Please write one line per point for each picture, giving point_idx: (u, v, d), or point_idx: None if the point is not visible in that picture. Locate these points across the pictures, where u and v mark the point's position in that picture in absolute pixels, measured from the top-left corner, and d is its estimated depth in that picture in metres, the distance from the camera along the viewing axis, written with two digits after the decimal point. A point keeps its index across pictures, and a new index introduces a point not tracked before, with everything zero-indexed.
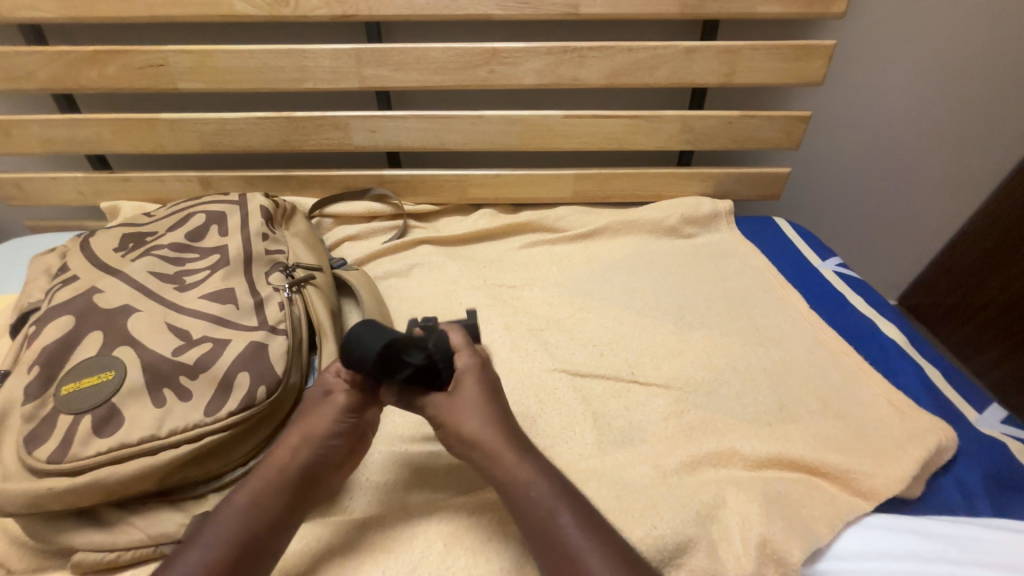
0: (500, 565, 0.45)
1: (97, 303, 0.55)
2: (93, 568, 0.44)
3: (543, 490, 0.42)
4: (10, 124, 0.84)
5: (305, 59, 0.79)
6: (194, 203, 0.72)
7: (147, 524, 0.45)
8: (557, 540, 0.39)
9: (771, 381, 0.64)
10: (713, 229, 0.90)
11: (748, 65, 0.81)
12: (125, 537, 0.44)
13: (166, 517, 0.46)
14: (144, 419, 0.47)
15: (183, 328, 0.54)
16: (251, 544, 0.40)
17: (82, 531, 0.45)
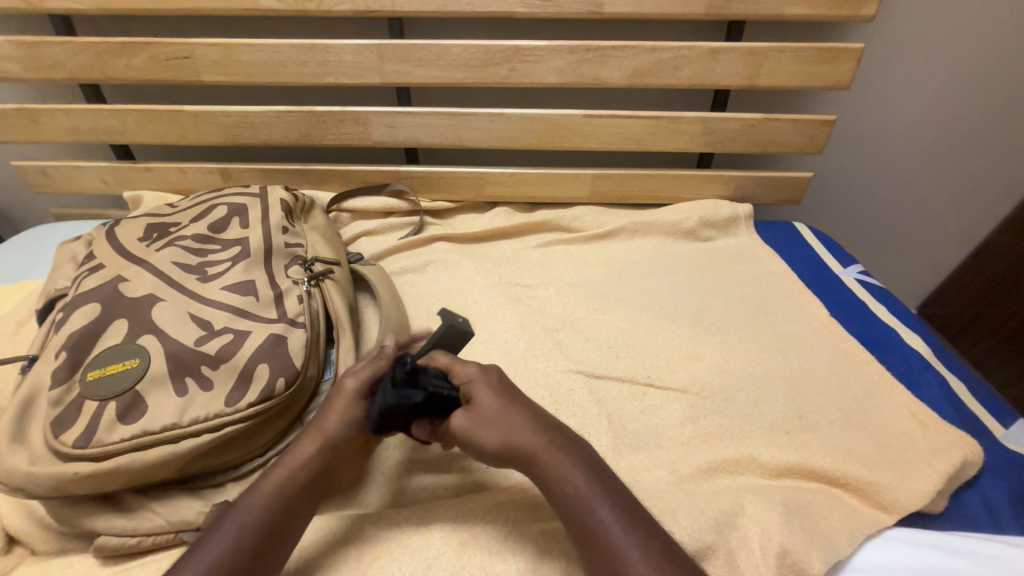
0: (517, 565, 0.45)
1: (121, 292, 0.56)
2: (115, 553, 0.45)
3: (582, 486, 0.41)
4: (39, 113, 0.86)
5: (327, 53, 0.79)
6: (216, 195, 0.73)
7: (168, 512, 0.46)
8: (598, 537, 0.39)
9: (790, 390, 0.63)
10: (731, 233, 0.89)
11: (773, 66, 0.79)
12: (148, 523, 0.45)
13: (187, 504, 0.47)
14: (168, 407, 0.48)
15: (205, 318, 0.55)
16: (276, 533, 0.41)
17: (106, 516, 0.45)
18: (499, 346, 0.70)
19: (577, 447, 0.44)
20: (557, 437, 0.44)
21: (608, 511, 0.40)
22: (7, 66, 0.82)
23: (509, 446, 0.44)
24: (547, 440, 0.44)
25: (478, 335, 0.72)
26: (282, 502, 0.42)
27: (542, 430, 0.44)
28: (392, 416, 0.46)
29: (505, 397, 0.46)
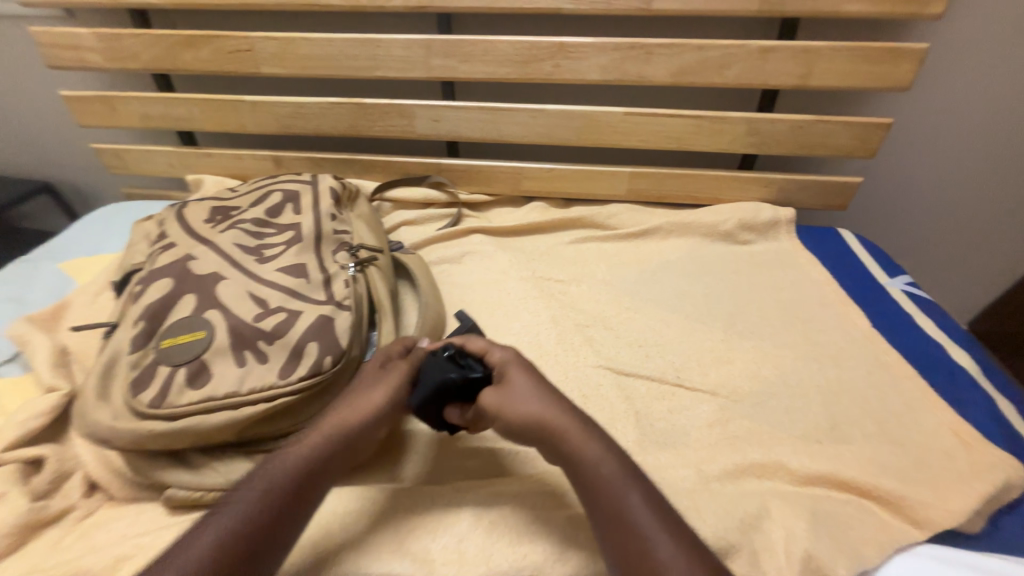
0: (544, 546, 0.47)
1: (189, 269, 0.61)
2: (182, 505, 0.50)
3: (611, 470, 0.43)
4: (116, 100, 0.93)
5: (377, 48, 0.82)
6: (272, 181, 0.77)
7: (227, 471, 0.51)
8: (627, 521, 0.40)
9: (823, 399, 0.62)
10: (770, 237, 0.88)
11: (826, 66, 0.77)
12: (210, 478, 0.50)
13: (243, 466, 0.51)
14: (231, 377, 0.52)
15: (263, 297, 0.60)
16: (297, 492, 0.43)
17: (173, 472, 0.50)
18: (530, 339, 0.72)
19: (604, 435, 0.46)
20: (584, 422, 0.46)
21: (636, 497, 0.41)
22: (90, 56, 0.89)
23: (541, 423, 0.46)
24: (579, 422, 0.46)
25: (510, 327, 0.74)
26: (305, 466, 0.44)
27: (574, 413, 0.47)
28: (444, 390, 0.51)
29: (537, 379, 0.49)
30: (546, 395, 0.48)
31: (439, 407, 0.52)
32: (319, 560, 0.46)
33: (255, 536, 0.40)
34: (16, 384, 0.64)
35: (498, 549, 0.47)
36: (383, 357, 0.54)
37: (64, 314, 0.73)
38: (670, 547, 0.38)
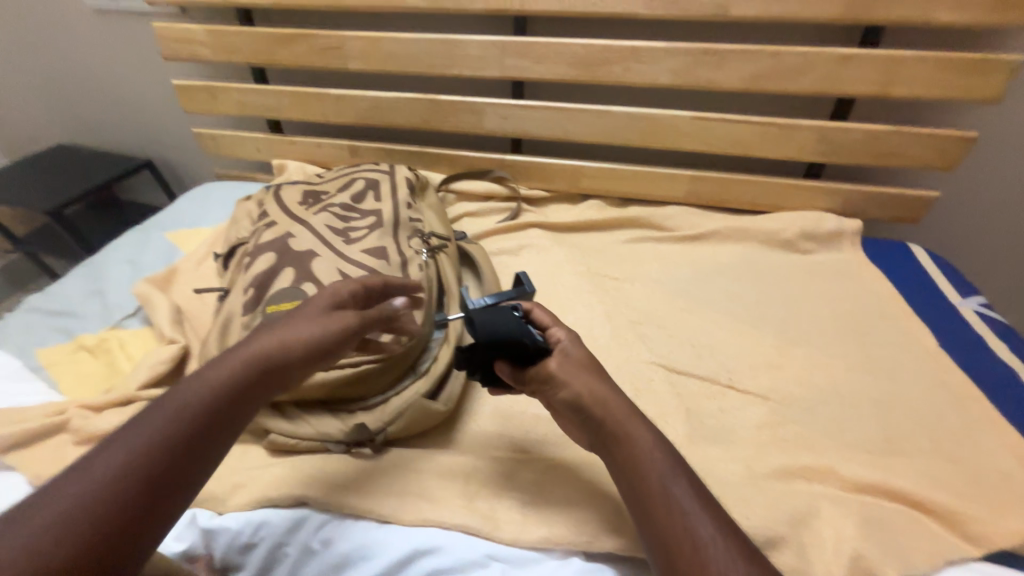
0: (604, 513, 0.49)
1: (288, 246, 0.69)
2: (279, 449, 0.56)
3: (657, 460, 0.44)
4: (218, 90, 1.04)
5: (455, 47, 0.88)
6: (355, 170, 0.85)
7: (317, 424, 0.57)
8: (670, 507, 0.41)
9: (880, 412, 0.62)
10: (833, 248, 0.86)
11: (909, 75, 0.75)
12: (303, 428, 0.56)
13: (330, 421, 0.57)
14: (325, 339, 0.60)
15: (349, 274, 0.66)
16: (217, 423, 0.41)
17: (272, 419, 0.57)
18: (585, 331, 0.75)
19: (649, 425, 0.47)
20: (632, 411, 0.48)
21: (681, 485, 0.43)
22: (201, 50, 0.99)
23: (598, 403, 0.47)
24: (631, 410, 0.48)
25: (565, 319, 0.78)
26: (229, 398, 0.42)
27: (626, 401, 0.49)
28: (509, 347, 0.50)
29: (593, 362, 0.51)
30: (601, 378, 0.50)
31: (492, 357, 0.51)
32: (400, 506, 0.50)
33: (160, 461, 0.37)
34: (139, 336, 0.74)
35: (558, 513, 0.49)
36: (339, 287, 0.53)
37: (173, 278, 0.83)
38: (712, 533, 0.39)
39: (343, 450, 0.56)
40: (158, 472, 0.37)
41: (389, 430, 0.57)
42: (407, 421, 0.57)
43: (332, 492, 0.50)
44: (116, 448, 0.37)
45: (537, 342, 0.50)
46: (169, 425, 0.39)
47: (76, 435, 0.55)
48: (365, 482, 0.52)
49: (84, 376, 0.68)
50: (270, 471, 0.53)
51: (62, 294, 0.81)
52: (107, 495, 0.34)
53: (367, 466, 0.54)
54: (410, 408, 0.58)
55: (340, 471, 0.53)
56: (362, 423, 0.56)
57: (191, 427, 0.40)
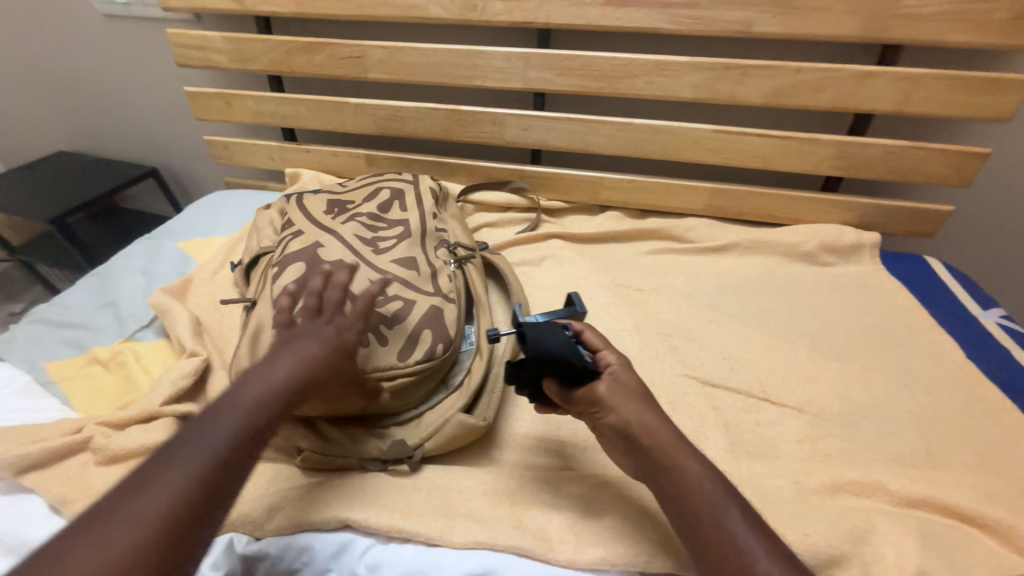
0: (658, 530, 0.47)
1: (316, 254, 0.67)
2: (312, 466, 0.54)
3: (708, 490, 0.42)
4: (232, 97, 1.02)
5: (479, 59, 0.88)
6: (378, 179, 0.84)
7: (352, 439, 0.54)
8: (725, 541, 0.39)
9: (917, 425, 0.62)
10: (853, 260, 0.87)
11: (926, 94, 0.77)
12: (337, 445, 0.54)
13: (365, 436, 0.55)
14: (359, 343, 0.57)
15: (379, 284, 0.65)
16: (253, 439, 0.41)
17: (303, 435, 0.54)
18: (615, 344, 0.75)
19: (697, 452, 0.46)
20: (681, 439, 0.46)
21: (734, 517, 0.41)
22: (216, 57, 0.98)
23: (647, 431, 0.46)
24: (680, 439, 0.46)
25: (594, 331, 0.77)
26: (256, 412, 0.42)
27: (674, 429, 0.47)
28: (556, 365, 0.49)
29: (642, 389, 0.50)
30: (650, 406, 0.48)
31: (538, 375, 0.51)
32: (447, 526, 0.47)
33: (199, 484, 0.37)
34: (155, 349, 0.72)
35: (610, 528, 0.47)
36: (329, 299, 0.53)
37: (189, 288, 0.81)
38: (772, 568, 0.38)
39: (380, 468, 0.54)
40: (200, 507, 0.36)
41: (427, 447, 0.55)
42: (445, 438, 0.56)
43: (376, 513, 0.48)
44: (140, 498, 0.35)
45: (585, 362, 0.49)
46: (195, 462, 0.38)
47: (99, 455, 0.52)
48: (408, 501, 0.50)
49: (99, 391, 0.65)
50: (307, 491, 0.51)
51: (71, 305, 0.78)
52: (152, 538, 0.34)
53: (407, 485, 0.52)
54: (448, 424, 0.56)
55: (380, 491, 0.51)
56: (399, 440, 0.55)
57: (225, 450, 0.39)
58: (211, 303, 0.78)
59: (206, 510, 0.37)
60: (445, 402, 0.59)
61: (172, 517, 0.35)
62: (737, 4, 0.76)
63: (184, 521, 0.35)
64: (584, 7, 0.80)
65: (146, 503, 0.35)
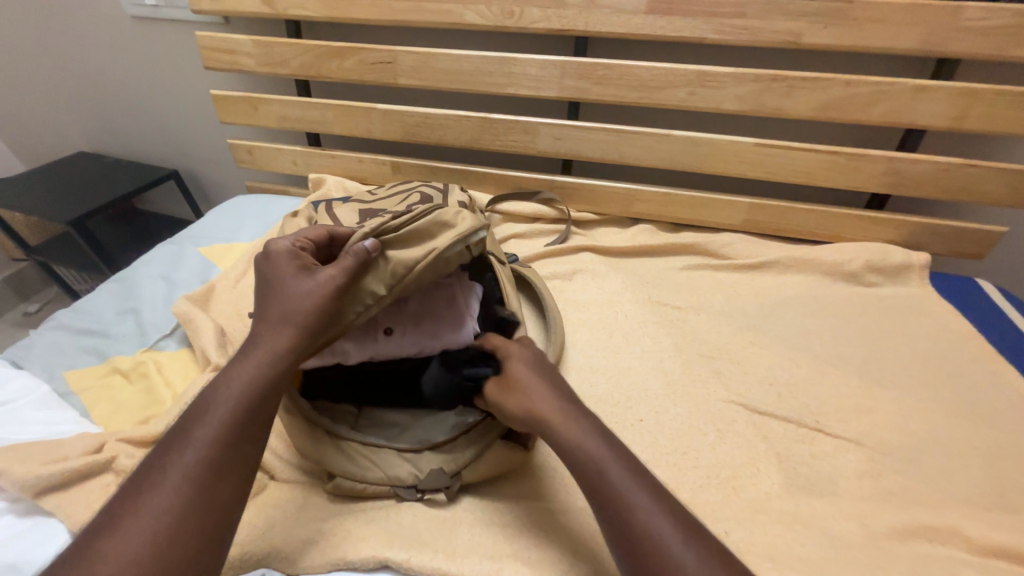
0: None
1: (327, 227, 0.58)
2: (346, 493, 0.51)
3: (632, 494, 0.39)
4: (258, 101, 1.00)
5: (514, 66, 0.85)
6: (408, 186, 0.82)
7: (386, 466, 0.51)
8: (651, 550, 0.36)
9: (986, 463, 0.58)
10: (901, 282, 0.84)
11: (986, 110, 0.73)
12: (371, 471, 0.51)
13: (399, 462, 0.51)
14: (361, 294, 0.50)
15: (380, 231, 0.53)
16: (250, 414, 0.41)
17: (337, 459, 0.51)
18: (654, 365, 0.71)
19: (619, 449, 0.43)
20: (601, 438, 0.44)
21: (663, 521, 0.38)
22: (244, 61, 0.96)
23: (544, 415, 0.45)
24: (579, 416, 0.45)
25: (632, 351, 0.73)
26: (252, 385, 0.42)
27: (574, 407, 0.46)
28: None
29: (546, 373, 0.50)
30: (551, 390, 0.48)
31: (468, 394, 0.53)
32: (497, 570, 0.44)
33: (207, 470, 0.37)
34: (177, 360, 0.69)
35: None
36: (278, 264, 0.49)
37: (212, 297, 0.78)
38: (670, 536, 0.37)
39: (416, 497, 0.50)
40: (213, 486, 0.37)
41: (465, 476, 0.51)
42: (484, 467, 0.52)
43: (417, 552, 0.44)
44: (151, 496, 0.36)
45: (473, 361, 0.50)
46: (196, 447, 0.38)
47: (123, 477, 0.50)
48: (450, 540, 0.46)
49: (119, 404, 0.63)
50: (341, 524, 0.47)
51: (92, 311, 0.76)
52: (170, 526, 0.34)
53: (447, 519, 0.49)
54: (489, 450, 0.52)
55: (419, 526, 0.48)
56: (435, 466, 0.51)
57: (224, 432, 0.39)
58: (235, 313, 0.76)
59: (221, 486, 0.37)
60: (484, 426, 0.53)
61: (185, 503, 0.35)
62: (786, 13, 0.73)
63: (197, 500, 0.36)
64: (624, 15, 0.78)
65: (152, 503, 0.35)
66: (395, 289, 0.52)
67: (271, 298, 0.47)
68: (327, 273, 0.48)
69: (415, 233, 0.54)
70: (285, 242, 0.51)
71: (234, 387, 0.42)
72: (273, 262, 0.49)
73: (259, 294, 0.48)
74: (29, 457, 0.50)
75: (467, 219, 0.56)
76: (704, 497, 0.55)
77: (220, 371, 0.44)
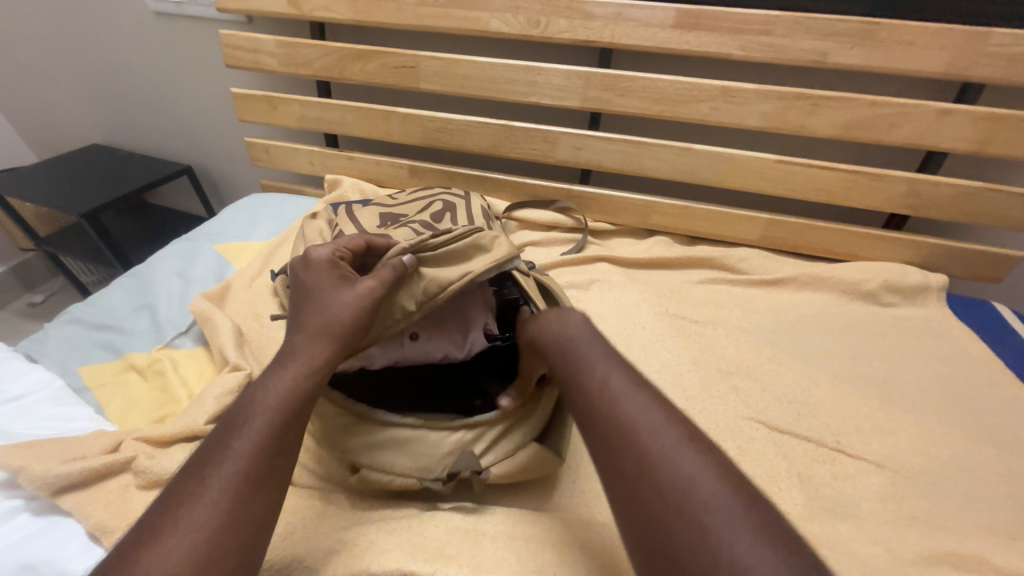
0: None
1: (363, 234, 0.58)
2: (373, 484, 0.50)
3: (655, 429, 0.36)
4: (278, 101, 1.00)
5: (537, 75, 0.85)
6: (429, 193, 0.82)
7: (417, 457, 0.49)
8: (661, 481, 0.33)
9: (1008, 489, 0.58)
10: (918, 302, 0.83)
11: (1011, 135, 0.73)
12: (399, 463, 0.49)
13: (432, 450, 0.50)
14: (393, 308, 0.51)
15: (418, 248, 0.54)
16: (285, 428, 0.41)
17: (367, 452, 0.50)
18: (673, 379, 0.71)
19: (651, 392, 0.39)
20: (624, 373, 0.41)
21: (680, 452, 0.34)
22: (267, 61, 0.96)
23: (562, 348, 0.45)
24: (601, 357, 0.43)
25: (649, 364, 0.73)
26: (290, 399, 0.42)
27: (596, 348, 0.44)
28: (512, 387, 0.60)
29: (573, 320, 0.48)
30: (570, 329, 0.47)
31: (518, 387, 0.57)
32: None
33: (245, 481, 0.37)
34: (193, 358, 0.69)
35: None
36: (318, 274, 0.49)
37: (228, 295, 0.78)
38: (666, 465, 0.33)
39: (442, 489, 0.49)
40: (250, 498, 0.37)
41: (495, 471, 0.50)
42: (517, 467, 0.51)
43: (442, 565, 0.44)
44: (190, 505, 0.36)
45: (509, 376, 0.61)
46: (234, 459, 0.38)
47: (142, 478, 0.49)
48: (474, 554, 0.46)
49: (134, 401, 0.62)
50: (363, 534, 0.47)
51: (106, 306, 0.76)
52: (208, 535, 0.34)
53: (469, 530, 0.48)
54: (521, 450, 0.52)
55: (442, 538, 0.47)
56: (465, 450, 0.50)
57: (261, 443, 0.39)
58: (251, 313, 0.75)
59: (258, 497, 0.37)
60: (515, 426, 0.53)
61: (225, 513, 0.36)
62: (813, 33, 0.73)
63: (235, 511, 0.36)
64: (651, 28, 0.78)
65: (192, 514, 0.35)
66: (425, 305, 0.52)
67: (307, 308, 0.47)
68: (367, 285, 0.48)
69: (451, 253, 0.56)
70: (326, 252, 0.51)
71: (272, 399, 0.42)
72: (313, 271, 0.49)
73: (295, 302, 0.48)
74: (46, 454, 0.49)
75: (502, 245, 0.58)
76: None
77: (255, 380, 0.44)
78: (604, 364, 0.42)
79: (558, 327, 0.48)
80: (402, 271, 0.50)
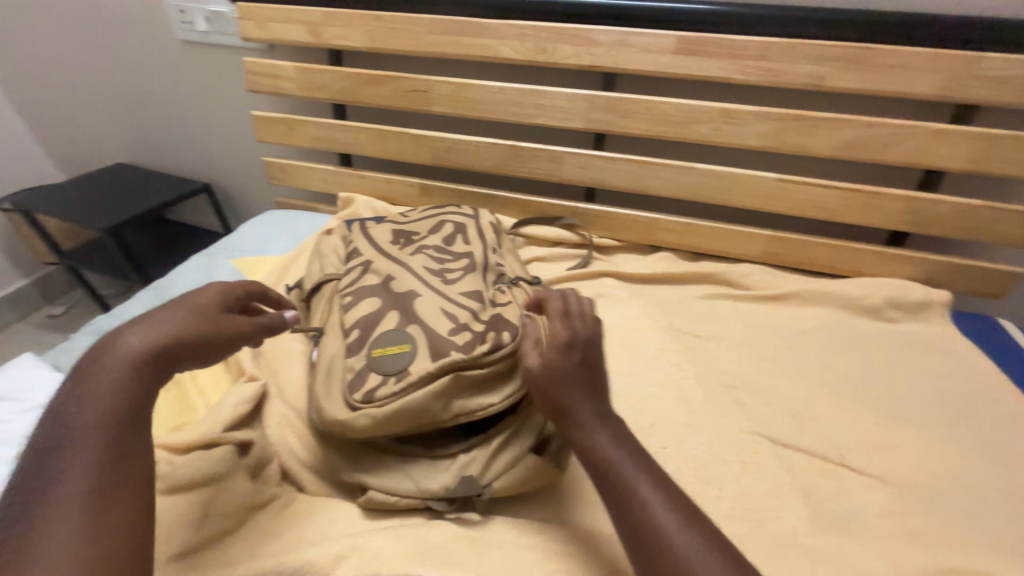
0: None
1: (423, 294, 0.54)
2: (377, 506, 0.51)
3: (690, 542, 0.36)
4: (296, 123, 1.05)
5: (544, 99, 0.89)
6: (439, 211, 0.85)
7: (417, 478, 0.52)
8: None
9: (1014, 506, 0.58)
10: (921, 318, 0.84)
11: (1006, 154, 0.75)
12: (402, 485, 0.51)
13: (431, 475, 0.52)
14: (428, 416, 0.52)
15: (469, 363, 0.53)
16: (129, 430, 0.39)
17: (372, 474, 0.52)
18: (677, 393, 0.72)
19: (676, 492, 0.40)
20: (649, 470, 0.41)
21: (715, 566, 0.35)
22: (286, 85, 1.01)
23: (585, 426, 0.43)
24: (624, 445, 0.42)
25: (654, 379, 0.74)
26: (128, 400, 0.40)
27: (615, 431, 0.43)
28: None
29: (593, 377, 0.46)
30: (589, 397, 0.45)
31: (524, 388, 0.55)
32: None
33: (104, 490, 0.36)
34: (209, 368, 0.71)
35: None
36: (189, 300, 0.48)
37: None
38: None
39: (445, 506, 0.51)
40: (109, 506, 0.36)
41: (496, 486, 0.52)
42: (518, 480, 0.52)
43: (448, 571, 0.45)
44: (33, 534, 0.33)
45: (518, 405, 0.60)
46: (79, 473, 0.36)
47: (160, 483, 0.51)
48: (480, 560, 0.47)
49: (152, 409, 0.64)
50: (372, 540, 0.48)
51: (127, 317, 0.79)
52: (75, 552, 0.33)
53: (475, 538, 0.50)
54: (519, 466, 0.53)
55: (449, 545, 0.48)
56: (465, 475, 0.51)
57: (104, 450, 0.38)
58: None
59: (118, 502, 0.36)
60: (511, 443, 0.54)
61: (86, 525, 0.34)
62: (809, 58, 0.76)
63: (96, 523, 0.34)
64: (653, 54, 0.81)
65: (47, 539, 0.33)
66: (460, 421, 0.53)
67: (155, 322, 0.45)
68: (239, 321, 0.49)
69: (505, 370, 0.55)
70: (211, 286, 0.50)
71: (100, 404, 0.39)
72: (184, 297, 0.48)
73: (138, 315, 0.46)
74: None
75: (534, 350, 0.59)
76: (729, 528, 0.55)
77: (63, 397, 0.40)
78: (628, 461, 0.41)
79: (592, 426, 0.43)
80: (276, 325, 0.53)
